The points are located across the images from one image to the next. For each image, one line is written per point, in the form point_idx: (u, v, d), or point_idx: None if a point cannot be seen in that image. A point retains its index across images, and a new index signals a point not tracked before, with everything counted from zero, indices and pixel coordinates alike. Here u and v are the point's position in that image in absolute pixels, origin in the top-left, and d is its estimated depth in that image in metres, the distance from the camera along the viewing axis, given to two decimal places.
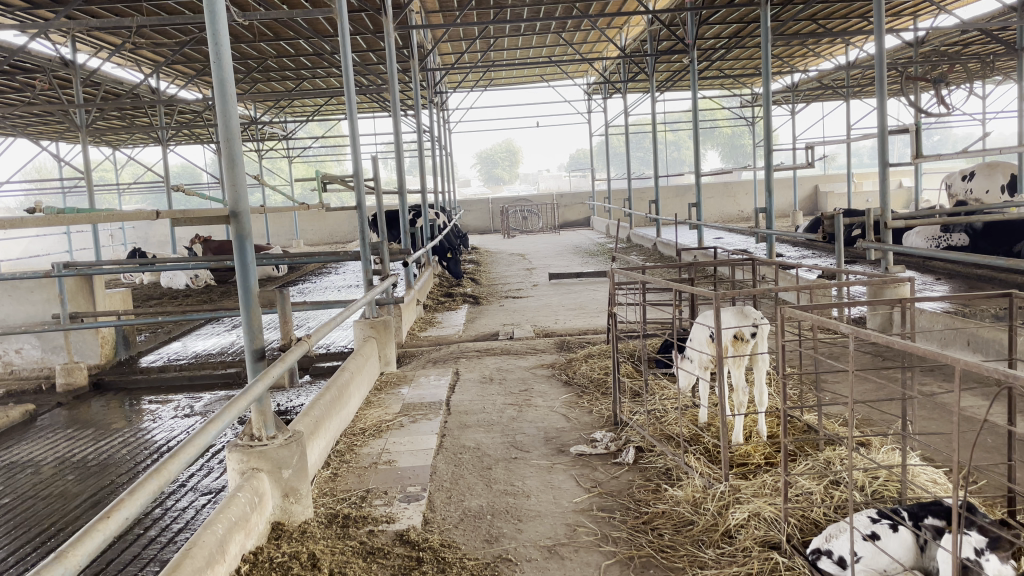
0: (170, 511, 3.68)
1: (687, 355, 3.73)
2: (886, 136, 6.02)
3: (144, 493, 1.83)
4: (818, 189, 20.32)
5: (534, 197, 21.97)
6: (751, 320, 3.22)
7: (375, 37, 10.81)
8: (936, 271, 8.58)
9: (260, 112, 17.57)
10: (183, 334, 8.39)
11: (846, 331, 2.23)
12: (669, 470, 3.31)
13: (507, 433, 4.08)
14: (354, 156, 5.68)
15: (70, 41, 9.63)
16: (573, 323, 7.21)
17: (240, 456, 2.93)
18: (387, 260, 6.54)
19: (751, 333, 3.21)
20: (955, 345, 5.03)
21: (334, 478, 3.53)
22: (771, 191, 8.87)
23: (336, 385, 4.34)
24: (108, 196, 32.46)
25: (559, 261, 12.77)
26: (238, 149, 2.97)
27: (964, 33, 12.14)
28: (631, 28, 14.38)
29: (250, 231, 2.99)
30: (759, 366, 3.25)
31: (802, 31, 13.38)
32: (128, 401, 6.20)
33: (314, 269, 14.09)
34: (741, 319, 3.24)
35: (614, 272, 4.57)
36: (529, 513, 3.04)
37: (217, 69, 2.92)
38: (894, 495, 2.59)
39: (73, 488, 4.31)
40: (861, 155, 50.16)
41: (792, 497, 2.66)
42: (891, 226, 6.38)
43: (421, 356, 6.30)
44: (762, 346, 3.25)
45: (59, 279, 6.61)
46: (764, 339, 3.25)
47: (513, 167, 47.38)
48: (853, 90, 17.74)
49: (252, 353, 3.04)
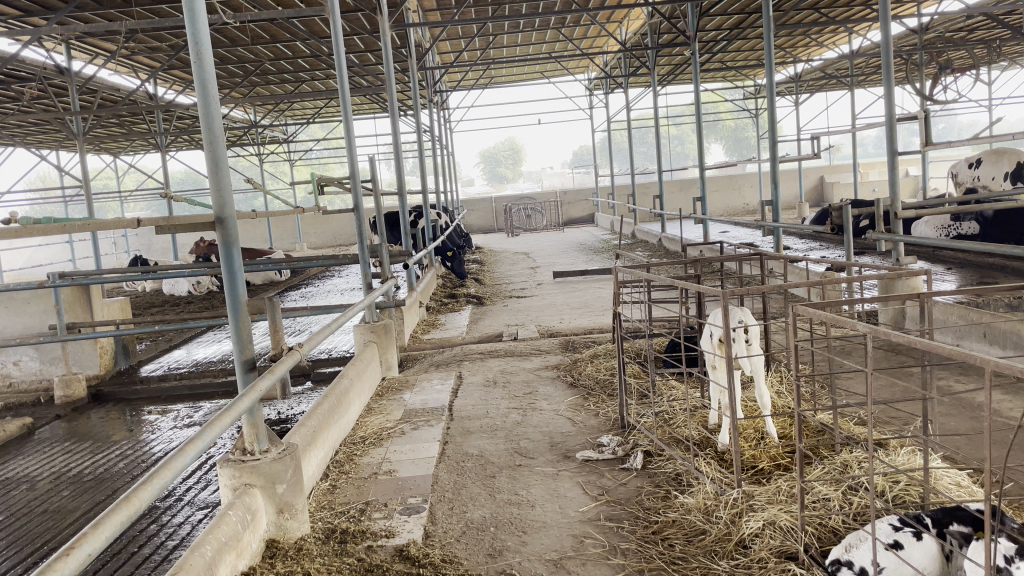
0: (166, 527, 3.57)
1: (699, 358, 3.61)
2: (895, 124, 5.82)
3: (111, 525, 1.61)
4: (823, 180, 20.13)
5: (537, 195, 21.82)
6: (739, 321, 3.22)
7: (371, 37, 10.74)
8: (948, 260, 8.43)
9: (259, 116, 17.52)
10: (184, 342, 8.30)
11: (868, 330, 2.09)
12: (679, 476, 3.19)
13: (512, 439, 3.96)
14: (350, 157, 5.54)
15: (65, 49, 9.59)
16: (577, 322, 7.08)
17: (231, 471, 2.83)
18: (388, 262, 6.40)
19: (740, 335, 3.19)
20: (971, 338, 4.88)
21: (333, 490, 3.42)
22: (777, 184, 8.58)
23: (334, 393, 4.22)
24: (110, 204, 32.53)
25: (563, 259, 12.66)
26: (223, 153, 2.86)
27: (969, 19, 11.95)
28: (631, 22, 14.27)
29: (237, 236, 2.88)
30: (754, 368, 3.18)
31: (803, 20, 13.20)
32: (128, 411, 6.10)
33: (318, 273, 14.01)
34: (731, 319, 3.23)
35: (618, 271, 4.44)
36: (534, 524, 2.92)
37: (198, 69, 2.80)
38: (917, 500, 2.46)
39: (69, 503, 4.20)
40: (866, 145, 50.00)
41: (810, 505, 2.53)
42: (902, 216, 6.22)
43: (424, 359, 6.19)
44: (754, 348, 3.17)
45: (55, 290, 6.50)
46: (755, 341, 3.18)
47: (516, 166, 47.33)
48: (857, 79, 17.53)
49: (242, 363, 2.93)
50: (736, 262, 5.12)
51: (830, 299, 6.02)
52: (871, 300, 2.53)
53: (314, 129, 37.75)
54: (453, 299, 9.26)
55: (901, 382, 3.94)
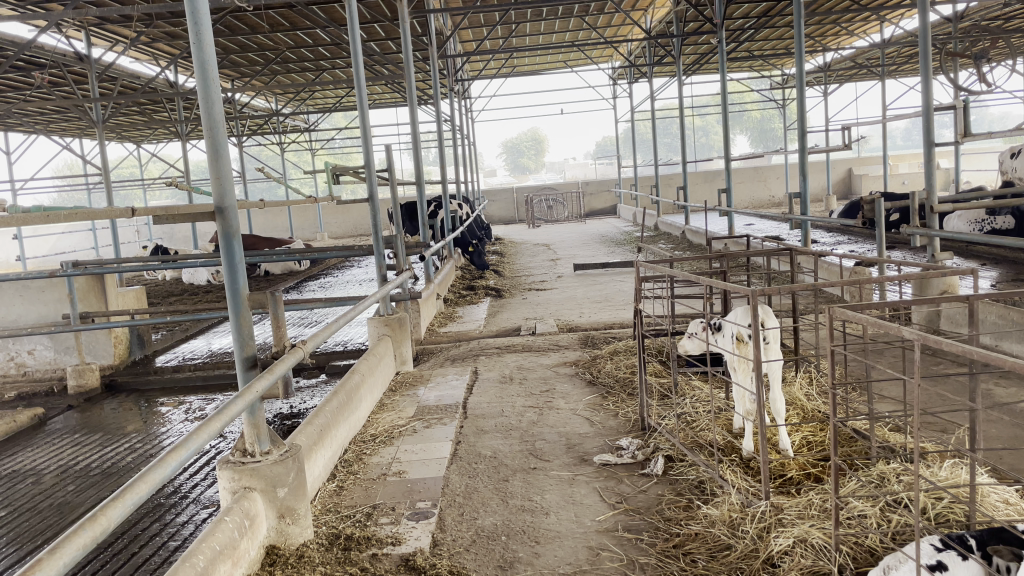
0: (169, 526, 3.45)
1: (720, 331, 3.39)
2: (932, 114, 5.54)
3: (71, 549, 1.44)
4: (852, 172, 19.75)
5: (559, 186, 21.59)
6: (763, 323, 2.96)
7: (392, 25, 10.61)
8: (983, 255, 8.17)
9: (281, 104, 17.48)
10: (200, 332, 8.21)
11: (918, 337, 1.87)
12: (702, 484, 3.02)
13: (526, 439, 3.80)
14: (365, 145, 5.34)
15: (85, 35, 9.57)
16: (597, 317, 6.88)
17: (230, 474, 2.70)
18: (403, 253, 6.22)
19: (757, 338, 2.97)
20: (1011, 340, 4.63)
21: (339, 492, 3.28)
22: (806, 175, 8.25)
23: (345, 388, 4.08)
24: (135, 193, 32.77)
25: (584, 252, 12.44)
26: (223, 139, 2.72)
27: (1005, 7, 11.58)
28: (656, 9, 13.99)
29: (238, 227, 2.74)
30: (771, 370, 2.95)
31: (834, 8, 12.85)
32: (141, 402, 6.02)
33: (337, 264, 13.94)
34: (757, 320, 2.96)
35: (639, 264, 4.22)
36: (547, 534, 2.77)
37: (197, 50, 2.65)
38: (962, 520, 2.27)
39: (74, 499, 4.09)
40: (897, 135, 49.40)
41: (844, 521, 2.35)
42: (938, 211, 5.96)
43: (440, 353, 6.04)
44: (773, 353, 2.95)
45: (68, 279, 6.41)
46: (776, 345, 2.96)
47: (539, 156, 46.98)
48: (888, 69, 17.12)
49: (243, 360, 2.80)
50: (764, 256, 4.89)
51: (860, 299, 5.79)
52: (910, 302, 2.33)
53: (335, 118, 38.13)
54: (472, 292, 9.10)
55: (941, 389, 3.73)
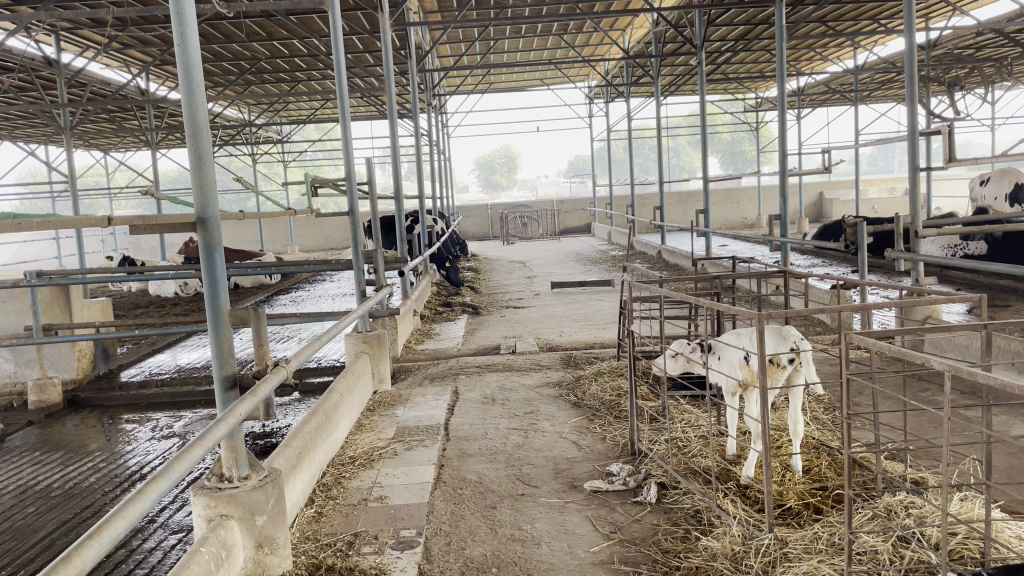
0: (136, 552, 3.26)
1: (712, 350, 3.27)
2: (918, 138, 5.52)
3: None
4: (822, 196, 19.96)
5: (533, 203, 21.53)
6: (791, 343, 2.80)
7: (371, 37, 10.47)
8: (957, 280, 8.24)
9: (253, 115, 17.23)
10: (168, 346, 7.99)
11: (946, 368, 1.74)
12: (698, 513, 2.92)
13: (513, 464, 3.67)
14: (346, 159, 5.17)
15: (55, 39, 9.32)
16: (578, 336, 6.78)
17: (206, 501, 2.53)
18: (382, 269, 6.05)
19: (789, 360, 2.75)
20: (998, 366, 4.65)
21: (318, 519, 3.13)
22: (785, 196, 8.25)
23: (323, 409, 3.91)
24: (99, 201, 32.16)
25: (560, 269, 12.35)
26: (207, 145, 2.57)
27: (978, 36, 11.73)
28: (634, 30, 14.01)
29: (220, 240, 2.60)
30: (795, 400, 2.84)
31: (811, 33, 12.95)
32: (106, 418, 5.80)
33: (310, 277, 13.74)
34: (779, 342, 2.81)
35: (629, 285, 4.10)
36: (540, 565, 2.64)
37: (181, 52, 2.51)
38: (977, 557, 2.20)
39: (33, 522, 3.86)
40: (864, 161, 50.31)
41: (854, 558, 2.27)
42: (921, 235, 5.94)
43: (418, 371, 5.90)
44: (803, 375, 2.82)
45: (31, 289, 6.18)
46: (802, 365, 2.80)
47: (511, 174, 46.87)
48: (861, 96, 17.32)
49: (222, 379, 2.65)
50: (752, 278, 4.80)
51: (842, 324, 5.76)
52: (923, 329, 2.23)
53: (308, 130, 37.92)
54: (448, 308, 8.97)
55: (935, 421, 3.67)
